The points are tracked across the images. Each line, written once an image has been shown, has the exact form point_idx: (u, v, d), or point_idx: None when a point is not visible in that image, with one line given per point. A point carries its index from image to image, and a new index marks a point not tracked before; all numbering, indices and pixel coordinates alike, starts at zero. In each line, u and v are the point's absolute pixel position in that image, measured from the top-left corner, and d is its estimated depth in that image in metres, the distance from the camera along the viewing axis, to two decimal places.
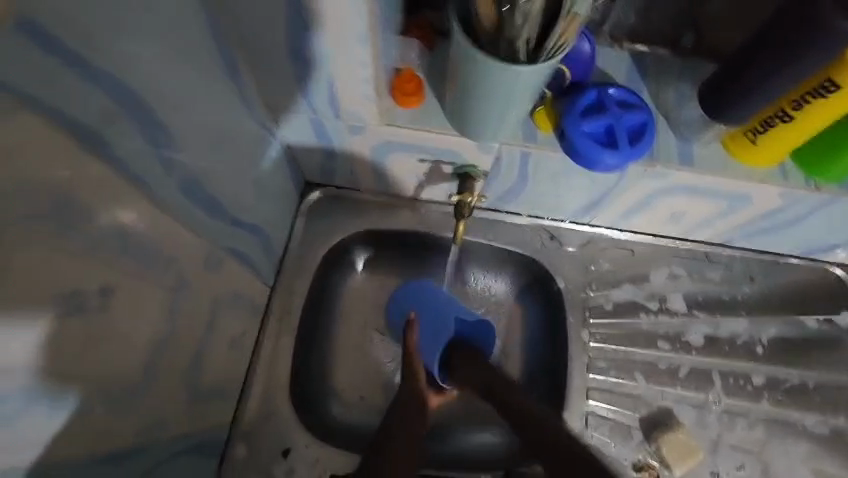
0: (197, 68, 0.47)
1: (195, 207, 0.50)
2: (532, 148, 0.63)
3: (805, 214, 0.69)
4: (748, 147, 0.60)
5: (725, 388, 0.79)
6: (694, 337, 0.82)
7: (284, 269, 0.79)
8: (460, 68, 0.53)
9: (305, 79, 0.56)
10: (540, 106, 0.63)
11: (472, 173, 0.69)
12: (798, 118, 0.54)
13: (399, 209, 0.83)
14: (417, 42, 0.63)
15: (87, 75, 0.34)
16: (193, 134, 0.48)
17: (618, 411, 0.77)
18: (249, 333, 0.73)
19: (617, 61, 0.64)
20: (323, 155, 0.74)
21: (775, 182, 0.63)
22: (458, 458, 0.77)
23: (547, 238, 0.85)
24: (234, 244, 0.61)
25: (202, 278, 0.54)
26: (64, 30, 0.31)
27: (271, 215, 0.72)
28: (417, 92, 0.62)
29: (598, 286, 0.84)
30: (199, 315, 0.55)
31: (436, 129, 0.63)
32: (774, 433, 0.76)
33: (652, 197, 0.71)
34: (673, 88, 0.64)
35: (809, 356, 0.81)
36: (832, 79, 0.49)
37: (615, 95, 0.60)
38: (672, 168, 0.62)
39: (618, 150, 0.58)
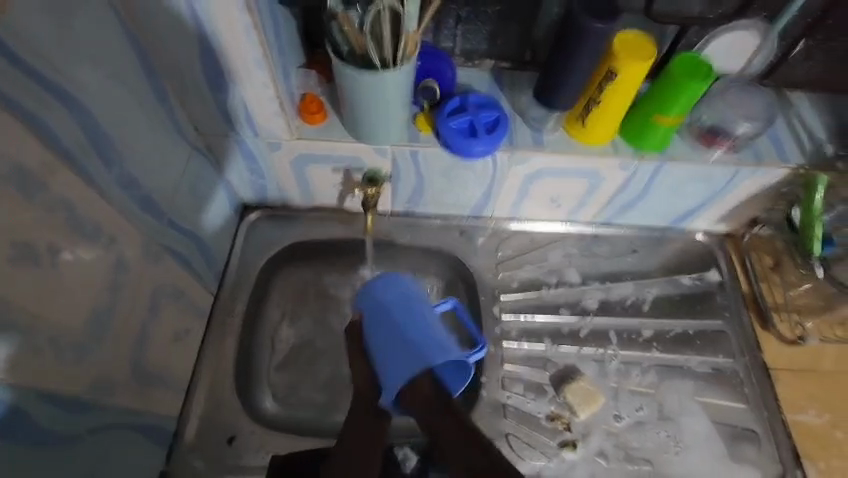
0: (133, 93, 0.61)
1: (132, 201, 0.62)
2: (417, 146, 0.78)
3: (648, 185, 0.86)
4: (580, 129, 0.77)
5: (621, 343, 0.91)
6: (590, 302, 0.94)
7: (226, 279, 0.90)
8: (344, 84, 0.69)
9: (224, 103, 0.71)
10: (420, 115, 0.79)
11: (377, 177, 0.83)
12: (604, 101, 0.72)
13: (326, 220, 0.96)
14: (315, 73, 0.80)
15: (40, 84, 0.47)
16: (132, 144, 0.61)
17: (530, 372, 0.87)
18: (193, 333, 0.81)
19: (478, 77, 0.83)
20: (252, 175, 0.87)
21: (610, 156, 0.79)
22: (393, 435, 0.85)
23: (458, 233, 0.98)
24: (173, 244, 0.72)
25: (143, 266, 0.65)
26: (22, 48, 0.44)
27: (210, 227, 0.84)
28: (320, 109, 0.77)
29: (505, 269, 0.96)
30: (141, 298, 0.65)
31: (338, 139, 0.78)
32: (665, 375, 0.88)
33: (528, 183, 0.87)
34: (523, 93, 0.82)
35: (689, 309, 0.95)
36: (611, 69, 0.67)
37: (474, 99, 0.77)
38: (528, 152, 0.79)
39: (480, 138, 0.75)
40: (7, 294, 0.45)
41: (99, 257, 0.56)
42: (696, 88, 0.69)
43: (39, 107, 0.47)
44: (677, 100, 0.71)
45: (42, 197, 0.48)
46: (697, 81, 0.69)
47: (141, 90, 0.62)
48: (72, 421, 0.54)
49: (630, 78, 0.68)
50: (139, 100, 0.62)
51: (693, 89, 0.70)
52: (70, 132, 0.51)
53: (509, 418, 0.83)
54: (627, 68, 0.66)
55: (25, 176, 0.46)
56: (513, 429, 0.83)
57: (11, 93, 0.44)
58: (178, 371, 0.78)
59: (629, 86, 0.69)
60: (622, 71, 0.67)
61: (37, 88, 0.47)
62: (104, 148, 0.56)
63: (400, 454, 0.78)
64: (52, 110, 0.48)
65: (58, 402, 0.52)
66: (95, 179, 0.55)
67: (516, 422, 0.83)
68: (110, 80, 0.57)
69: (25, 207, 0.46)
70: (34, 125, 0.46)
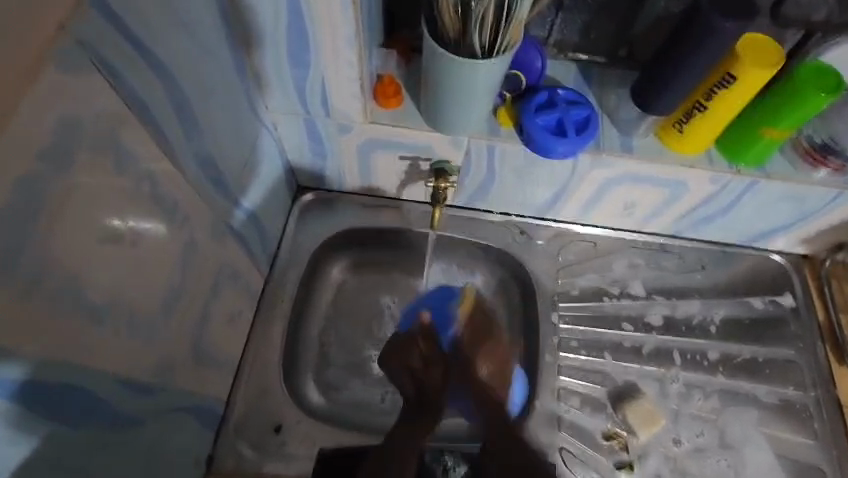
0: (216, 63, 0.57)
1: (207, 179, 0.59)
2: (496, 141, 0.73)
3: (735, 200, 0.80)
4: (676, 136, 0.71)
5: (684, 364, 0.86)
6: (654, 318, 0.90)
7: (278, 261, 0.87)
8: (431, 69, 0.64)
9: (302, 81, 0.67)
10: (501, 107, 0.74)
11: (446, 168, 0.79)
12: (711, 108, 0.66)
13: (383, 208, 0.92)
14: (395, 54, 0.75)
15: (135, 44, 0.43)
16: (212, 118, 0.58)
17: (587, 386, 0.84)
18: (245, 315, 0.79)
19: (566, 71, 0.76)
20: (315, 156, 0.83)
21: (703, 167, 0.73)
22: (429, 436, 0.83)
23: (518, 233, 0.93)
24: (236, 225, 0.69)
25: (211, 247, 0.62)
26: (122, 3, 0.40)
27: (268, 207, 0.81)
28: (397, 94, 0.72)
29: (565, 274, 0.91)
30: (207, 280, 0.62)
31: (413, 126, 0.73)
32: (728, 402, 0.84)
33: (603, 189, 0.81)
34: (613, 91, 0.76)
35: (758, 333, 0.89)
36: (729, 73, 0.61)
37: (563, 96, 0.72)
38: (614, 157, 0.73)
39: (567, 138, 0.69)
40: (89, 272, 0.42)
41: (173, 236, 0.53)
42: (819, 100, 0.63)
43: (132, 73, 0.43)
44: (794, 112, 0.65)
45: (128, 173, 0.45)
46: (823, 92, 0.63)
47: (224, 62, 0.59)
48: (140, 405, 0.52)
49: (749, 83, 0.61)
50: (220, 72, 0.58)
51: (816, 101, 0.63)
52: (156, 99, 0.47)
53: (563, 431, 0.80)
54: (750, 73, 0.60)
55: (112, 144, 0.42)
56: (567, 444, 0.79)
57: (106, 54, 0.40)
58: (231, 354, 0.76)
59: (745, 93, 0.63)
60: (741, 77, 0.61)
61: (134, 53, 0.43)
62: (186, 121, 0.52)
63: (450, 461, 0.76)
64: (145, 79, 0.45)
65: (129, 387, 0.50)
66: (175, 154, 0.51)
67: (571, 437, 0.80)
68: (197, 50, 0.53)
69: (109, 179, 0.43)
70: (124, 90, 0.43)
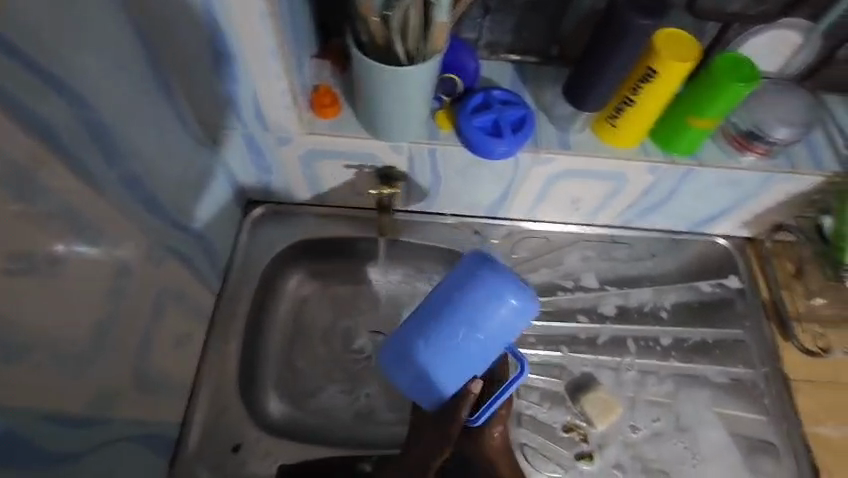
0: (138, 83, 0.56)
1: (137, 202, 0.57)
2: (436, 144, 0.74)
3: (674, 188, 0.82)
4: (610, 130, 0.73)
5: (638, 351, 0.88)
6: (607, 308, 0.92)
7: (230, 277, 0.86)
8: (362, 77, 0.64)
9: (234, 95, 0.66)
10: (440, 111, 0.74)
11: (391, 174, 0.79)
12: (638, 102, 0.68)
13: (334, 216, 0.92)
14: (329, 63, 0.74)
15: (35, 69, 0.42)
16: (137, 140, 0.56)
17: (546, 380, 0.85)
18: (196, 336, 0.78)
19: (502, 71, 0.77)
20: (258, 169, 0.82)
21: (638, 158, 0.75)
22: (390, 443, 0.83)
23: (472, 233, 0.94)
24: (178, 245, 0.68)
25: (147, 270, 0.61)
26: (16, 29, 0.40)
27: (213, 224, 0.80)
28: (333, 103, 0.72)
29: (519, 271, 0.92)
30: (146, 304, 0.61)
31: (352, 135, 0.73)
32: (681, 385, 0.86)
33: (548, 185, 0.83)
34: (549, 89, 0.77)
35: (707, 316, 0.92)
36: (650, 67, 0.63)
37: (499, 96, 0.73)
38: (553, 153, 0.74)
39: (504, 138, 0.70)
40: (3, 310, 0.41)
41: (100, 263, 0.52)
42: (738, 89, 0.65)
43: (34, 99, 0.42)
44: (717, 102, 0.67)
45: (40, 203, 0.44)
46: (741, 82, 0.65)
47: (147, 82, 0.58)
48: (76, 440, 0.51)
49: (670, 77, 0.63)
50: (144, 92, 0.57)
51: (734, 90, 0.66)
52: (68, 124, 0.46)
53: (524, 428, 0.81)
54: (669, 66, 0.62)
55: (21, 174, 0.41)
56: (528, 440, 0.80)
57: (1, 82, 0.39)
58: (182, 377, 0.74)
59: (668, 86, 0.65)
60: (661, 70, 0.63)
61: (35, 79, 0.42)
62: (106, 143, 0.51)
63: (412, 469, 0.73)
64: (51, 105, 0.44)
65: (59, 421, 0.48)
66: (96, 179, 0.50)
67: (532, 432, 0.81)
68: (113, 72, 0.51)
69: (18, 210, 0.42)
70: (28, 117, 0.42)
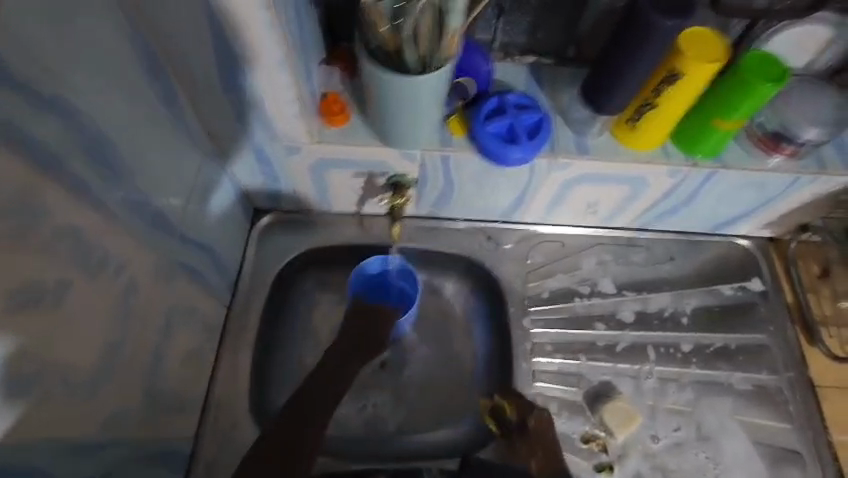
0: (141, 97, 0.54)
1: (142, 220, 0.56)
2: (449, 151, 0.71)
3: (696, 191, 0.79)
4: (630, 134, 0.70)
5: (658, 358, 0.86)
6: (626, 314, 0.89)
7: (239, 289, 0.84)
8: (372, 85, 0.62)
9: (240, 106, 0.65)
10: (453, 116, 0.72)
11: (402, 181, 0.77)
12: (660, 104, 0.65)
13: (345, 223, 0.90)
14: (338, 70, 0.72)
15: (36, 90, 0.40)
16: (141, 157, 0.55)
17: (563, 390, 0.83)
18: (206, 350, 0.76)
19: (516, 74, 0.74)
20: (266, 178, 0.80)
21: (660, 162, 0.72)
22: (404, 455, 0.82)
23: (485, 238, 0.91)
24: (186, 260, 0.67)
25: (155, 289, 0.59)
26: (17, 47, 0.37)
27: (222, 236, 0.78)
28: (343, 111, 0.70)
29: (534, 277, 0.90)
30: (153, 323, 0.60)
31: (362, 144, 0.71)
32: (703, 392, 0.84)
33: (564, 190, 0.80)
34: (566, 91, 0.74)
35: (729, 321, 0.89)
36: (674, 69, 0.60)
37: (514, 100, 0.70)
38: (570, 158, 0.72)
39: (520, 144, 0.68)
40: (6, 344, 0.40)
41: (106, 286, 0.50)
42: (765, 90, 0.62)
43: (35, 125, 0.40)
44: (743, 103, 0.64)
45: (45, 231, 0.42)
46: (769, 82, 0.62)
47: (152, 97, 0.56)
48: (83, 469, 0.50)
49: (697, 78, 0.60)
50: (148, 107, 0.55)
51: (763, 91, 0.63)
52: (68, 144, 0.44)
53: None
54: (694, 68, 0.59)
55: (22, 201, 0.40)
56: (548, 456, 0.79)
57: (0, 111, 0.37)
58: (193, 392, 0.73)
59: (693, 88, 0.62)
60: (686, 73, 0.60)
61: (38, 107, 0.40)
62: (109, 162, 0.49)
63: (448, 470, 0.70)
64: (53, 130, 0.42)
65: (65, 450, 0.47)
66: (100, 201, 0.49)
67: None
68: (117, 90, 0.50)
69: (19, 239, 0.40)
70: (29, 141, 0.40)
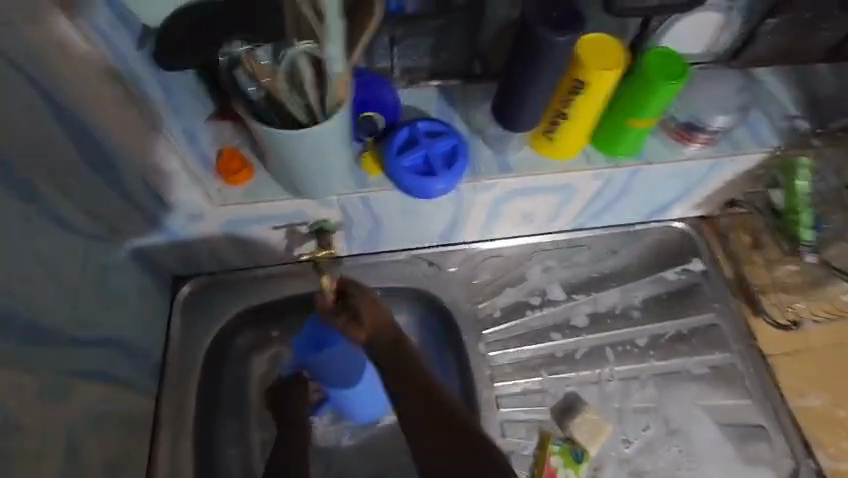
0: None
1: (12, 341, 0.48)
2: (367, 192, 0.67)
3: (624, 187, 0.78)
4: (548, 146, 0.68)
5: (617, 358, 0.85)
6: (579, 319, 0.88)
7: (167, 371, 0.76)
8: (265, 141, 0.56)
9: (120, 184, 0.57)
10: (364, 153, 0.67)
11: (326, 227, 0.72)
12: (571, 114, 0.63)
13: (275, 276, 0.83)
14: (230, 123, 0.64)
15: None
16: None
17: (529, 410, 0.81)
18: (135, 450, 0.69)
19: (425, 98, 0.71)
20: (176, 247, 0.73)
21: (583, 168, 0.71)
22: None
23: (427, 266, 0.87)
24: (88, 364, 0.59)
25: (46, 410, 0.52)
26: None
27: (135, 321, 0.70)
28: (244, 166, 0.64)
29: (483, 297, 0.87)
30: (51, 451, 0.52)
31: (271, 198, 0.65)
32: (664, 384, 0.84)
33: (496, 207, 0.77)
34: (478, 109, 0.71)
35: (678, 306, 0.90)
36: (578, 79, 0.59)
37: (424, 128, 0.66)
38: (494, 179, 0.69)
39: (439, 176, 0.64)
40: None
41: None
42: (671, 87, 0.62)
43: None
44: (651, 101, 0.64)
45: None
46: (672, 80, 0.61)
47: None
48: None
49: (600, 85, 0.59)
50: None
51: (669, 89, 0.62)
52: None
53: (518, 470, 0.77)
54: (596, 76, 0.58)
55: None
56: None
57: None
58: None
59: (599, 95, 0.61)
60: (589, 81, 0.58)
61: None
62: None
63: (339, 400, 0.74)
64: None
65: None
66: None
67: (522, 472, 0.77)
68: None
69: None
70: None
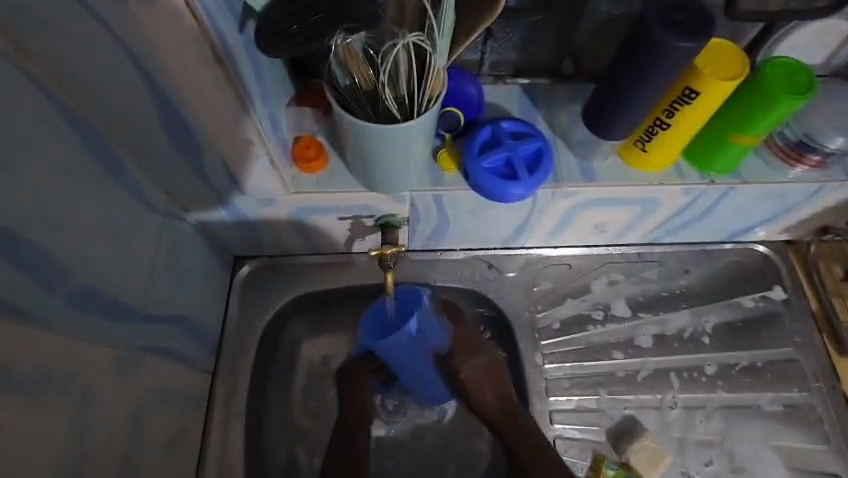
0: (74, 177, 0.46)
1: (92, 317, 0.49)
2: (442, 190, 0.64)
3: (712, 205, 0.72)
4: (640, 156, 0.64)
5: (682, 384, 0.80)
6: (644, 339, 0.83)
7: (224, 350, 0.77)
8: (348, 132, 0.54)
9: (199, 165, 0.56)
10: (442, 149, 0.64)
11: (393, 222, 0.70)
12: (674, 125, 0.59)
13: (332, 265, 0.82)
14: (310, 109, 0.63)
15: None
16: (83, 247, 0.47)
17: (584, 430, 0.77)
18: (191, 426, 0.70)
19: (508, 95, 0.67)
20: (242, 228, 0.73)
21: (674, 182, 0.66)
22: None
23: (486, 268, 0.84)
24: (157, 341, 0.59)
25: (120, 385, 0.52)
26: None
27: (198, 300, 0.70)
28: (319, 155, 0.62)
29: (543, 306, 0.83)
30: (122, 426, 0.53)
31: (344, 189, 0.63)
32: (731, 418, 0.79)
33: (570, 215, 0.73)
34: (564, 111, 0.67)
35: (753, 336, 0.84)
36: (690, 87, 0.54)
37: (508, 128, 0.63)
38: (576, 186, 0.65)
39: (520, 181, 0.61)
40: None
41: (55, 405, 0.44)
42: (792, 104, 0.56)
43: None
44: (766, 117, 0.58)
45: None
46: (796, 95, 0.56)
47: (88, 175, 0.48)
48: None
49: (714, 95, 0.54)
50: (85, 185, 0.48)
51: (787, 106, 0.56)
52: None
53: None
54: (711, 85, 0.53)
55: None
56: None
57: None
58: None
59: (709, 107, 0.56)
60: (703, 90, 0.54)
61: None
62: (39, 266, 0.42)
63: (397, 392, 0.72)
64: None
65: None
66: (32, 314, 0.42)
67: None
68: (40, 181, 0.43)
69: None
70: None
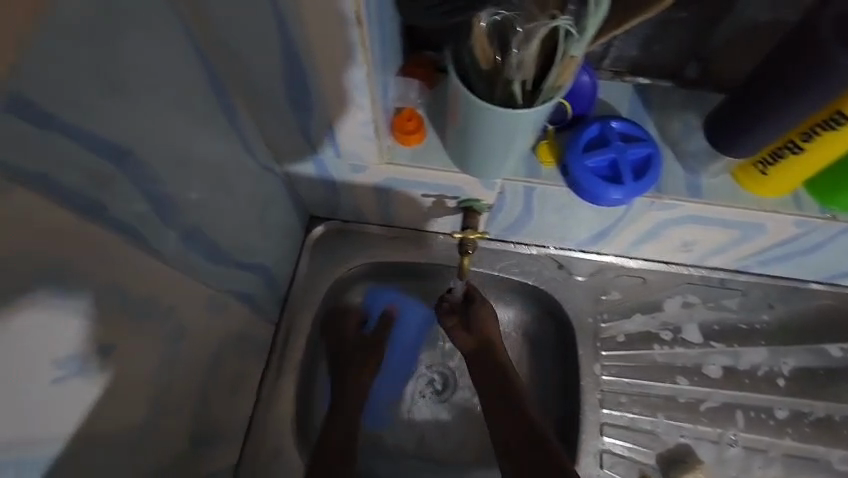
0: (202, 120, 0.48)
1: (196, 257, 0.51)
2: (535, 183, 0.62)
3: (821, 243, 0.67)
4: (759, 178, 0.59)
5: (746, 422, 0.77)
6: (712, 369, 0.79)
7: (289, 303, 0.79)
8: (459, 110, 0.53)
9: (306, 123, 0.57)
10: (542, 141, 0.62)
11: (476, 207, 0.69)
12: (809, 150, 0.53)
13: (402, 238, 0.82)
14: (417, 82, 0.62)
15: (81, 142, 0.34)
16: (198, 188, 0.49)
17: (633, 448, 0.75)
18: (253, 371, 0.73)
19: (622, 93, 0.63)
20: (325, 189, 0.74)
21: (789, 211, 0.61)
22: None
23: (556, 268, 0.81)
24: (239, 286, 0.62)
25: (205, 323, 0.55)
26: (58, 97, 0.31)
27: (276, 252, 0.72)
28: (419, 129, 0.62)
29: (609, 315, 0.80)
30: (201, 360, 0.56)
31: (436, 166, 0.62)
32: (793, 468, 0.75)
33: (660, 229, 0.69)
34: (679, 119, 0.62)
35: (835, 387, 0.78)
36: (840, 112, 0.48)
37: (618, 128, 0.60)
38: (680, 201, 0.61)
39: (623, 185, 0.58)
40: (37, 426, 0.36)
41: (156, 334, 0.47)
42: None
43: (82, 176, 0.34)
44: None
45: (95, 293, 0.38)
46: None
47: (210, 119, 0.49)
48: None
49: None
50: (208, 127, 0.49)
51: None
52: (115, 190, 0.38)
53: None
54: None
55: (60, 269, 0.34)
56: None
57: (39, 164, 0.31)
58: (237, 417, 0.70)
59: None
60: None
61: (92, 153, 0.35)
62: (164, 203, 0.44)
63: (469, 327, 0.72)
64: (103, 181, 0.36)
65: None
66: (152, 246, 0.44)
67: None
68: (177, 121, 0.44)
69: (57, 312, 0.35)
70: (72, 199, 0.34)
